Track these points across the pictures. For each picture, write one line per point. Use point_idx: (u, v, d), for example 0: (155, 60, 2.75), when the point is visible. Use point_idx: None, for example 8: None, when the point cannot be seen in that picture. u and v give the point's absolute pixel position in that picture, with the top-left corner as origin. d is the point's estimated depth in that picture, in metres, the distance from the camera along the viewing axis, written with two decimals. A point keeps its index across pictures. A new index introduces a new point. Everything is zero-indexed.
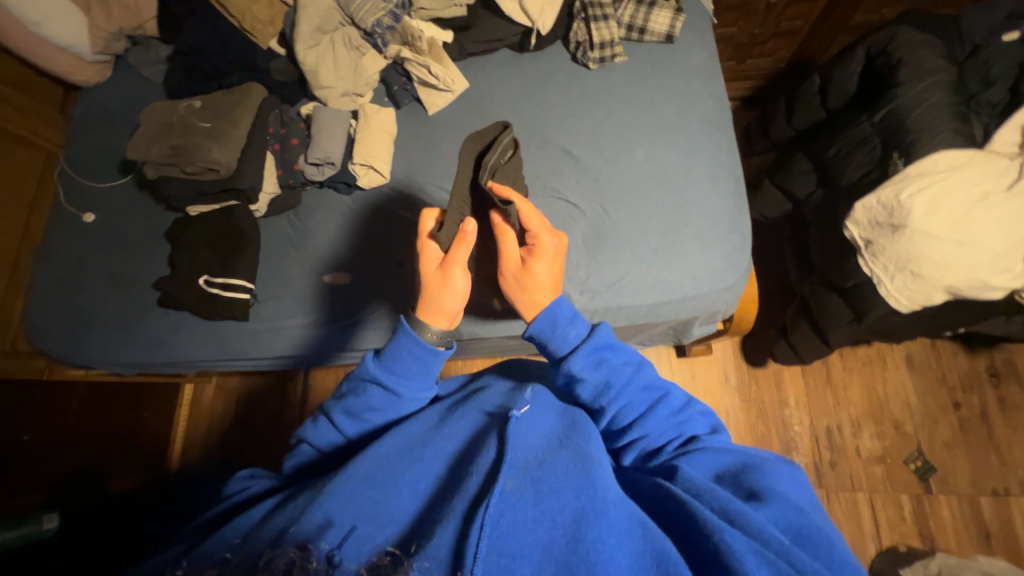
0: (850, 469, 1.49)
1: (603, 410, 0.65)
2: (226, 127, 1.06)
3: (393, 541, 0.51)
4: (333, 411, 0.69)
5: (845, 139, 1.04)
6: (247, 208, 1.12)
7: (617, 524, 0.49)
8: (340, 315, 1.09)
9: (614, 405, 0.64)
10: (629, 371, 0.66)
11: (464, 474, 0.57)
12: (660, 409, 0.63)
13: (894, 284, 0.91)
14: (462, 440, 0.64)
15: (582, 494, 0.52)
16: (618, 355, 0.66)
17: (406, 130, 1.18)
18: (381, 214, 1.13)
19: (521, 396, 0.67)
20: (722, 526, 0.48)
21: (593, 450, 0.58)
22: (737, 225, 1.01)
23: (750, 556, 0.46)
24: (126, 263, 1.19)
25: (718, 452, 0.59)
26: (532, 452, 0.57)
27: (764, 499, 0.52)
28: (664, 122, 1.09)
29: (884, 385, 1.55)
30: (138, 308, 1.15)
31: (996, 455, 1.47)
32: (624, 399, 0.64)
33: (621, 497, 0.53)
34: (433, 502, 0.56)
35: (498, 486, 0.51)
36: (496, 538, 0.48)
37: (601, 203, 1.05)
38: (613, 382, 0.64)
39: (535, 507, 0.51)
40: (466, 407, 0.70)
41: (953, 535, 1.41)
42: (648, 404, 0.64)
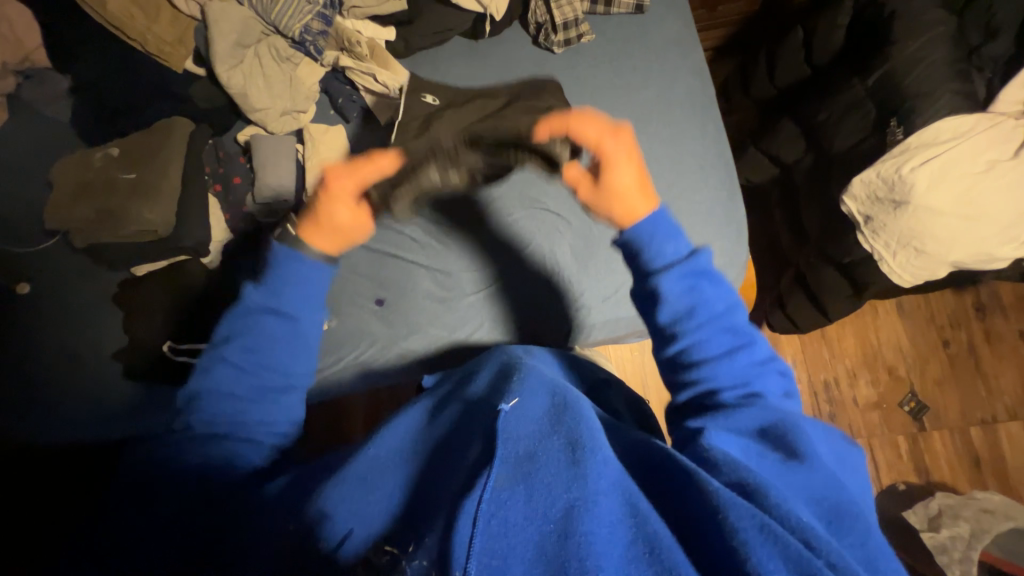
0: (850, 419, 1.53)
1: (677, 337, 0.61)
2: (156, 178, 0.93)
3: (377, 534, 0.52)
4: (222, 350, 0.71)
5: (835, 103, 0.98)
6: (198, 260, 1.01)
7: (610, 515, 0.44)
8: (323, 363, 1.00)
9: (696, 335, 0.60)
10: (723, 307, 0.61)
11: (450, 469, 0.54)
12: (738, 350, 0.59)
13: (896, 260, 0.88)
14: (456, 429, 0.59)
15: (573, 487, 0.45)
16: (721, 296, 0.61)
17: (360, 148, 1.05)
18: (354, 241, 1.03)
19: (514, 379, 0.60)
20: (731, 502, 0.44)
21: (590, 422, 0.52)
22: (732, 218, 0.96)
23: (759, 537, 0.42)
24: (72, 336, 1.06)
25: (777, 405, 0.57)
26: (526, 441, 0.50)
27: (807, 464, 0.51)
28: (644, 109, 1.00)
29: (876, 332, 1.57)
30: (91, 383, 1.04)
31: (984, 386, 1.53)
32: (702, 334, 0.60)
33: (620, 482, 0.47)
34: (419, 501, 0.55)
35: (487, 485, 0.45)
36: (486, 540, 0.42)
37: (584, 210, 1.00)
38: (706, 316, 0.60)
39: (524, 501, 0.44)
40: (454, 400, 0.66)
41: (947, 467, 1.48)
42: (733, 347, 0.59)
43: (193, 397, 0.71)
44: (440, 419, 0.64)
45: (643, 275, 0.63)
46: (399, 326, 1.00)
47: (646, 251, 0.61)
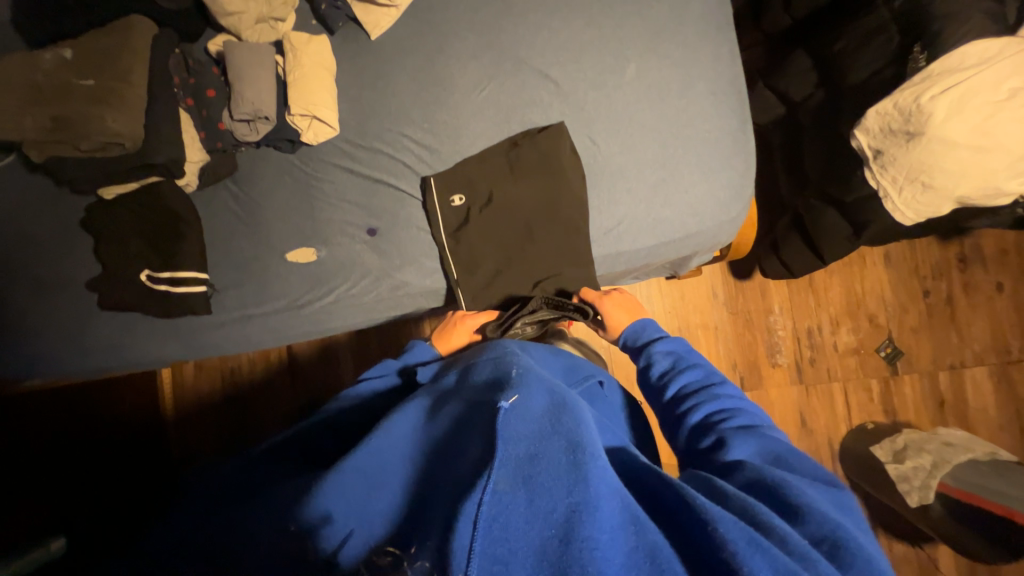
0: (828, 363, 1.58)
1: (671, 391, 0.77)
2: (118, 85, 0.83)
3: (375, 540, 0.49)
4: (348, 391, 0.79)
5: (856, 30, 0.95)
6: (174, 182, 0.93)
7: (608, 522, 0.45)
8: (312, 294, 0.97)
9: (680, 383, 0.77)
10: (710, 376, 0.77)
11: (449, 466, 0.52)
12: (718, 392, 0.74)
13: (901, 197, 0.87)
14: (449, 430, 0.56)
15: (574, 493, 0.45)
16: (698, 358, 0.81)
17: (347, 63, 0.96)
18: (342, 166, 0.96)
19: (511, 378, 0.59)
20: (724, 518, 0.47)
21: (583, 429, 0.52)
22: (742, 149, 0.93)
23: (749, 548, 0.44)
24: (34, 264, 0.97)
25: (767, 439, 0.65)
26: (525, 443, 0.49)
27: (801, 519, 0.51)
28: (656, 29, 0.93)
29: (862, 282, 1.60)
30: (62, 312, 0.97)
31: (956, 333, 1.59)
32: (689, 387, 0.76)
33: (613, 489, 0.49)
34: (419, 495, 0.52)
35: (488, 487, 0.44)
36: (489, 544, 0.41)
37: (591, 136, 0.93)
38: (685, 367, 0.79)
39: (525, 509, 0.44)
40: (451, 398, 0.62)
41: (914, 408, 1.56)
42: (713, 389, 0.74)
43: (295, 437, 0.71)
44: (434, 419, 0.60)
45: (642, 359, 0.85)
46: (391, 258, 0.96)
47: (640, 340, 0.87)
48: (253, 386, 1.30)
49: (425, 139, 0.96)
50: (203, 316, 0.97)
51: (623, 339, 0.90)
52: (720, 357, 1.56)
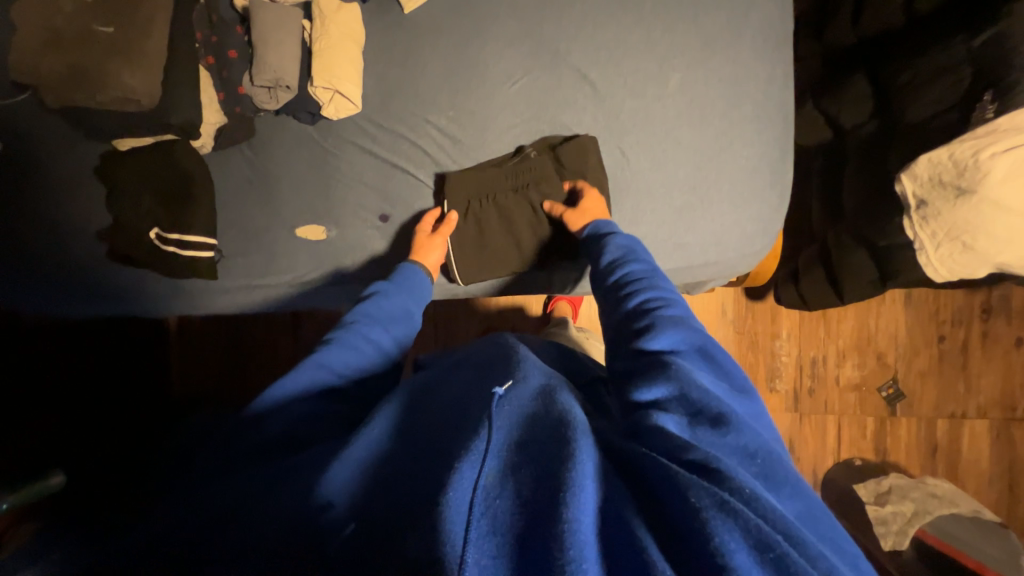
0: (827, 396, 1.56)
1: (613, 282, 0.71)
2: (139, 37, 0.79)
3: (354, 502, 0.49)
4: (322, 358, 0.70)
5: (924, 65, 0.89)
6: (189, 144, 0.91)
7: (595, 506, 0.43)
8: (319, 272, 0.97)
9: (624, 274, 0.70)
10: (649, 267, 0.70)
11: (435, 447, 0.51)
12: (661, 283, 0.68)
13: (936, 253, 0.84)
14: (443, 413, 0.56)
15: (562, 475, 0.43)
16: (645, 253, 0.75)
17: (378, 37, 0.92)
18: (361, 146, 0.93)
19: (517, 363, 0.59)
20: (695, 483, 0.42)
21: (576, 415, 0.51)
22: (777, 180, 0.89)
23: (721, 517, 0.40)
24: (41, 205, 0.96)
25: (694, 333, 0.59)
26: (515, 431, 0.49)
27: (734, 437, 0.48)
28: (707, 39, 0.88)
29: (876, 319, 1.56)
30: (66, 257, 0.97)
31: (964, 383, 1.56)
32: (630, 277, 0.69)
33: (601, 475, 0.46)
34: (398, 472, 0.50)
35: (480, 479, 0.43)
36: (482, 536, 0.40)
37: (620, 148, 0.88)
38: (633, 258, 0.72)
39: (515, 499, 0.43)
40: (438, 387, 0.62)
41: (905, 451, 1.55)
42: (655, 279, 0.68)
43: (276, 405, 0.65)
44: (427, 403, 0.60)
45: (593, 256, 0.78)
46: (401, 247, 0.95)
47: (595, 233, 0.79)
48: (256, 342, 1.32)
49: (449, 128, 0.92)
50: (208, 281, 0.97)
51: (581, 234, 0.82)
52: None
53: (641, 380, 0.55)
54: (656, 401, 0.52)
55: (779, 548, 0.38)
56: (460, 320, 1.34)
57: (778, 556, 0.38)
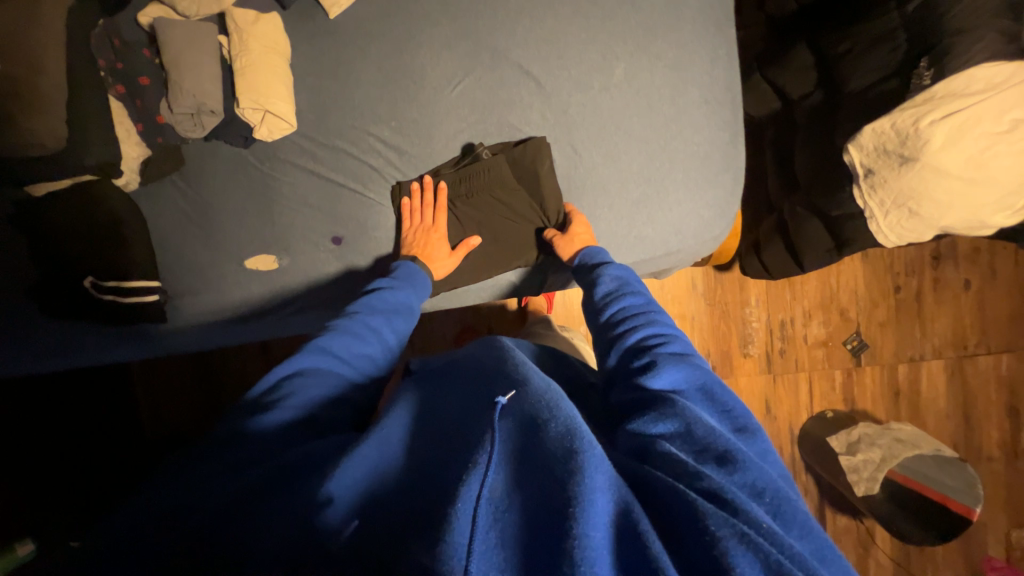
0: (797, 355, 1.62)
1: (609, 307, 0.71)
2: (29, 71, 0.71)
3: (359, 505, 0.47)
4: (323, 342, 0.69)
5: (863, 33, 0.91)
6: (111, 183, 0.83)
7: (607, 515, 0.41)
8: (274, 301, 0.92)
9: (621, 303, 0.71)
10: (646, 300, 0.71)
11: (445, 459, 0.49)
12: (658, 318, 0.67)
13: (886, 221, 0.87)
14: (451, 425, 0.53)
15: (571, 485, 0.41)
16: (642, 285, 0.75)
17: (304, 47, 0.85)
18: (302, 166, 0.88)
19: (518, 367, 0.56)
20: (712, 510, 0.41)
21: (579, 419, 0.48)
22: (731, 163, 0.89)
23: (739, 545, 0.38)
24: None
25: (698, 368, 0.58)
26: (521, 444, 0.47)
27: (741, 470, 0.46)
28: (649, 23, 0.86)
29: (837, 276, 1.62)
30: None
31: (920, 328, 1.65)
32: (628, 303, 0.70)
33: (617, 484, 0.44)
34: (404, 490, 0.48)
35: (484, 488, 0.42)
36: (487, 553, 0.38)
37: (572, 144, 0.86)
38: (629, 289, 0.72)
39: (522, 514, 0.41)
40: (439, 403, 0.58)
41: (871, 398, 1.64)
42: (653, 313, 0.68)
43: (280, 386, 0.62)
44: (435, 417, 0.56)
45: (588, 279, 0.78)
46: (359, 267, 0.92)
47: (594, 258, 0.79)
48: (223, 373, 1.26)
49: (394, 140, 0.87)
50: (158, 324, 0.91)
51: (575, 258, 0.82)
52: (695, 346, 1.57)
53: (637, 415, 0.54)
54: (657, 436, 0.50)
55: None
56: (433, 326, 1.32)
57: None
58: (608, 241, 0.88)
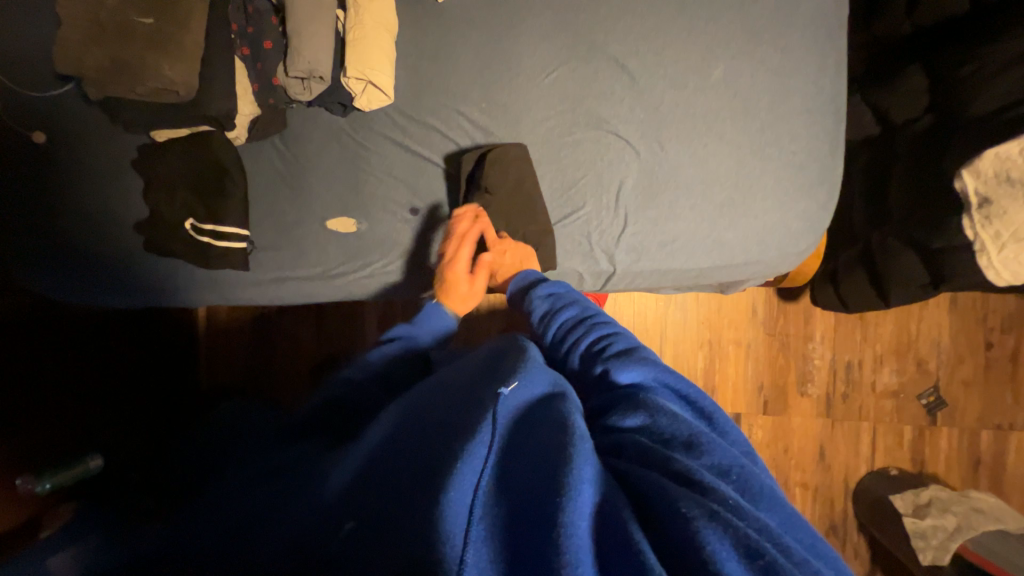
0: (862, 402, 1.49)
1: (546, 328, 0.68)
2: (178, 27, 0.80)
3: (346, 492, 0.46)
4: (325, 394, 0.65)
5: (990, 56, 0.85)
6: (224, 135, 0.91)
7: (590, 506, 0.41)
8: (347, 264, 0.96)
9: (556, 319, 0.67)
10: (574, 306, 0.68)
11: (419, 448, 0.47)
12: (595, 319, 0.65)
13: (1000, 255, 0.80)
14: (448, 398, 0.53)
15: (559, 474, 0.41)
16: (572, 291, 0.71)
17: (411, 27, 0.90)
18: (392, 138, 0.93)
19: (522, 360, 0.54)
20: (684, 494, 0.40)
21: (579, 419, 0.49)
22: (827, 177, 0.85)
23: (712, 528, 0.37)
24: (77, 196, 0.95)
25: (645, 357, 0.56)
26: (514, 437, 0.47)
27: (705, 455, 0.45)
28: (754, 27, 0.84)
29: (918, 324, 1.48)
30: (101, 249, 0.96)
31: (1012, 394, 1.48)
32: (557, 319, 0.67)
33: (600, 474, 0.44)
34: (388, 476, 0.46)
35: (482, 479, 0.43)
36: (481, 540, 0.39)
37: (659, 141, 0.85)
38: (559, 302, 0.69)
39: (510, 505, 0.42)
40: (416, 393, 0.57)
41: (944, 463, 1.48)
42: (588, 317, 0.65)
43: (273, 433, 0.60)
44: (418, 402, 0.55)
45: (517, 304, 0.76)
46: (431, 240, 0.95)
47: (525, 283, 0.75)
48: (279, 332, 1.32)
49: (482, 121, 0.90)
50: (241, 272, 0.97)
51: (507, 288, 0.78)
52: (748, 375, 1.49)
53: (610, 412, 0.53)
54: (630, 430, 0.50)
55: (771, 555, 0.36)
56: (482, 316, 1.32)
57: (770, 561, 0.35)
58: (683, 242, 0.86)
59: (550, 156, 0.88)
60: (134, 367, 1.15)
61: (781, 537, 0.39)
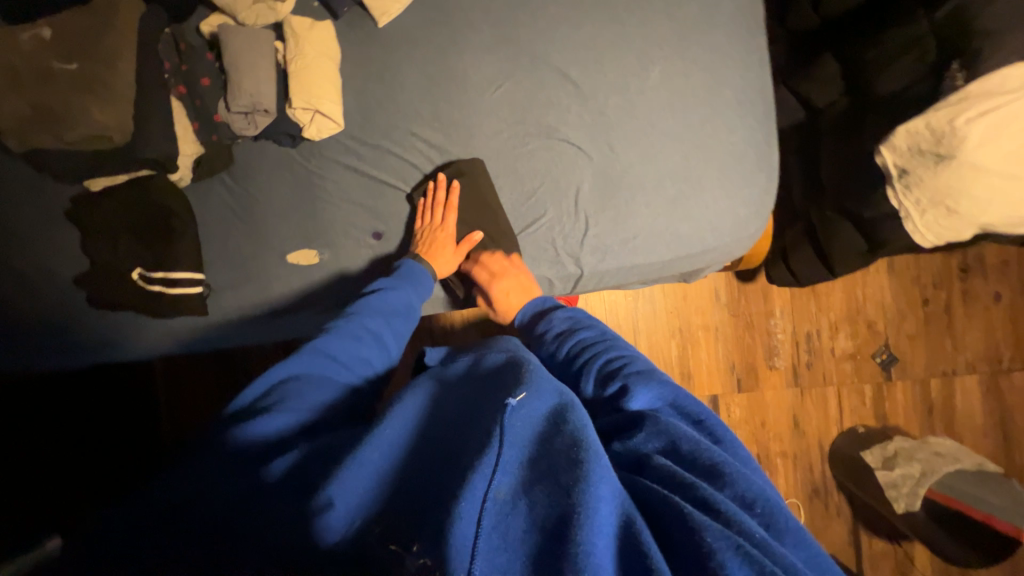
0: (825, 368, 1.59)
1: (563, 347, 0.71)
2: (105, 70, 0.77)
3: (353, 500, 0.48)
4: (320, 343, 0.71)
5: (892, 41, 0.93)
6: (166, 177, 0.87)
7: (611, 527, 0.41)
8: (313, 296, 0.93)
9: (576, 338, 0.71)
10: (595, 331, 0.71)
11: (444, 467, 0.49)
12: (616, 343, 0.68)
13: (922, 219, 0.88)
14: (469, 412, 0.55)
15: (575, 495, 0.41)
16: (594, 320, 0.75)
17: (353, 53, 0.90)
18: (346, 163, 0.92)
19: (525, 371, 0.57)
20: (709, 524, 0.41)
21: (590, 430, 0.50)
22: (765, 164, 0.92)
23: (734, 557, 0.38)
24: (6, 256, 0.88)
25: (666, 383, 0.59)
26: (527, 448, 0.48)
27: (726, 484, 0.47)
28: (682, 30, 0.90)
29: (863, 288, 1.60)
30: (39, 310, 0.89)
31: (952, 342, 1.61)
32: (579, 338, 0.70)
33: (621, 497, 0.44)
34: (410, 494, 0.48)
35: (489, 491, 0.43)
36: (490, 552, 0.40)
37: (608, 143, 0.89)
38: (581, 325, 0.72)
39: (524, 514, 0.43)
40: (441, 408, 0.59)
41: (903, 413, 1.59)
42: (609, 339, 0.68)
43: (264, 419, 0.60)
44: (441, 418, 0.57)
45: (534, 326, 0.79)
46: (397, 262, 0.93)
47: (541, 309, 0.80)
48: (244, 374, 1.23)
49: (436, 139, 0.91)
50: (199, 317, 0.92)
51: (520, 316, 0.83)
52: (719, 356, 1.55)
53: (627, 433, 0.55)
54: (648, 450, 0.52)
55: None
56: (458, 333, 1.31)
57: None
58: (644, 237, 0.90)
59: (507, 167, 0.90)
60: (87, 432, 1.07)
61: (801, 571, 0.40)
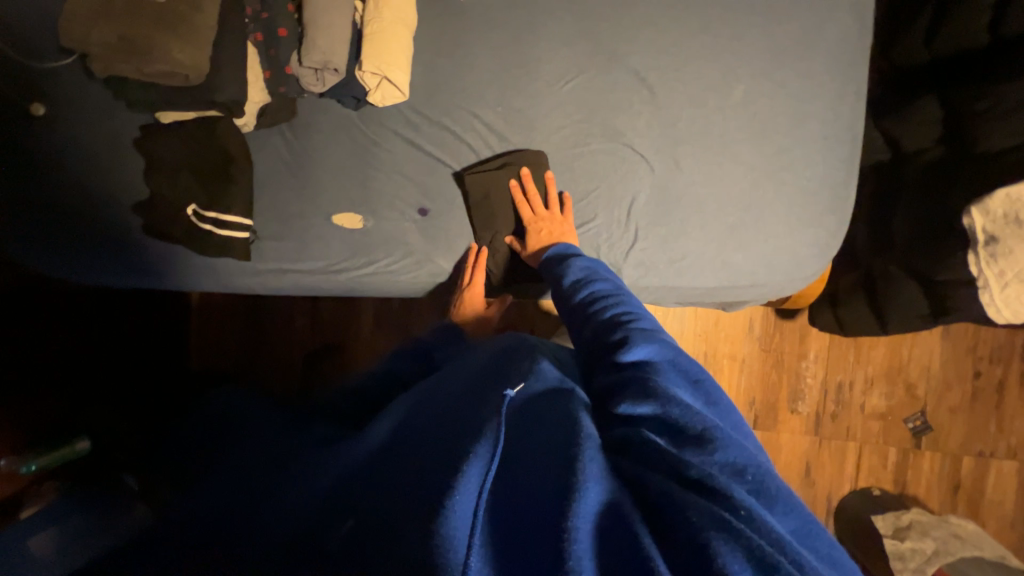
0: (850, 422, 1.51)
1: (575, 296, 0.69)
2: (191, 8, 0.78)
3: (341, 500, 0.48)
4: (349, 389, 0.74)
5: (1011, 92, 0.85)
6: (232, 122, 0.89)
7: (596, 506, 0.41)
8: (350, 261, 0.94)
9: (591, 288, 0.69)
10: (610, 285, 0.69)
11: (425, 459, 0.48)
12: (627, 298, 0.66)
13: (1001, 293, 0.84)
14: (447, 412, 0.54)
15: (573, 474, 0.43)
16: (610, 274, 0.73)
17: (430, 23, 0.88)
18: (404, 135, 0.91)
19: (530, 361, 0.56)
20: (698, 503, 0.40)
21: (585, 417, 0.50)
22: (838, 206, 0.86)
23: (724, 539, 0.37)
24: (75, 173, 0.93)
25: (666, 342, 0.57)
26: (513, 443, 0.48)
27: (717, 449, 0.46)
28: (776, 48, 0.84)
29: (910, 349, 1.50)
30: (96, 229, 0.94)
31: (996, 423, 1.51)
32: (592, 290, 0.68)
33: (609, 478, 0.44)
34: (394, 488, 0.47)
35: (484, 483, 0.42)
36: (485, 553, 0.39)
37: (674, 157, 0.85)
38: (597, 277, 0.70)
39: (513, 517, 0.42)
40: (423, 406, 0.58)
41: (925, 485, 1.51)
42: (622, 294, 0.66)
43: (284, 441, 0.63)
44: (420, 418, 0.56)
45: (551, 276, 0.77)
46: (436, 242, 0.93)
47: (563, 255, 0.78)
48: (271, 320, 1.26)
49: (497, 124, 0.89)
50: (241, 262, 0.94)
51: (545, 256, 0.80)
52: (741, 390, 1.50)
53: (617, 395, 0.53)
54: (639, 418, 0.50)
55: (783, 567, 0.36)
56: None
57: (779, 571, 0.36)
58: (691, 261, 0.86)
59: (563, 164, 0.87)
60: (123, 349, 1.13)
61: (789, 543, 0.39)
